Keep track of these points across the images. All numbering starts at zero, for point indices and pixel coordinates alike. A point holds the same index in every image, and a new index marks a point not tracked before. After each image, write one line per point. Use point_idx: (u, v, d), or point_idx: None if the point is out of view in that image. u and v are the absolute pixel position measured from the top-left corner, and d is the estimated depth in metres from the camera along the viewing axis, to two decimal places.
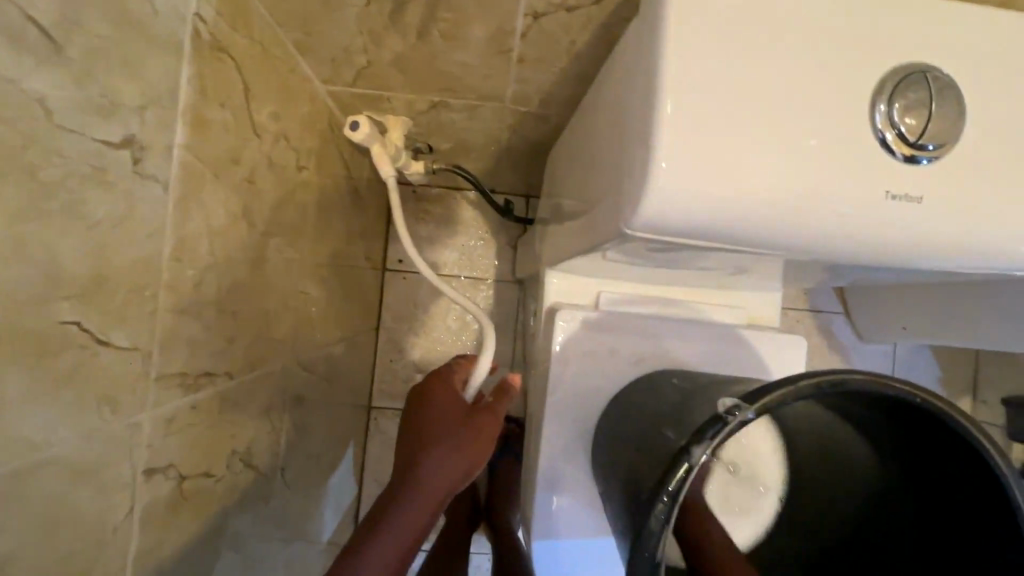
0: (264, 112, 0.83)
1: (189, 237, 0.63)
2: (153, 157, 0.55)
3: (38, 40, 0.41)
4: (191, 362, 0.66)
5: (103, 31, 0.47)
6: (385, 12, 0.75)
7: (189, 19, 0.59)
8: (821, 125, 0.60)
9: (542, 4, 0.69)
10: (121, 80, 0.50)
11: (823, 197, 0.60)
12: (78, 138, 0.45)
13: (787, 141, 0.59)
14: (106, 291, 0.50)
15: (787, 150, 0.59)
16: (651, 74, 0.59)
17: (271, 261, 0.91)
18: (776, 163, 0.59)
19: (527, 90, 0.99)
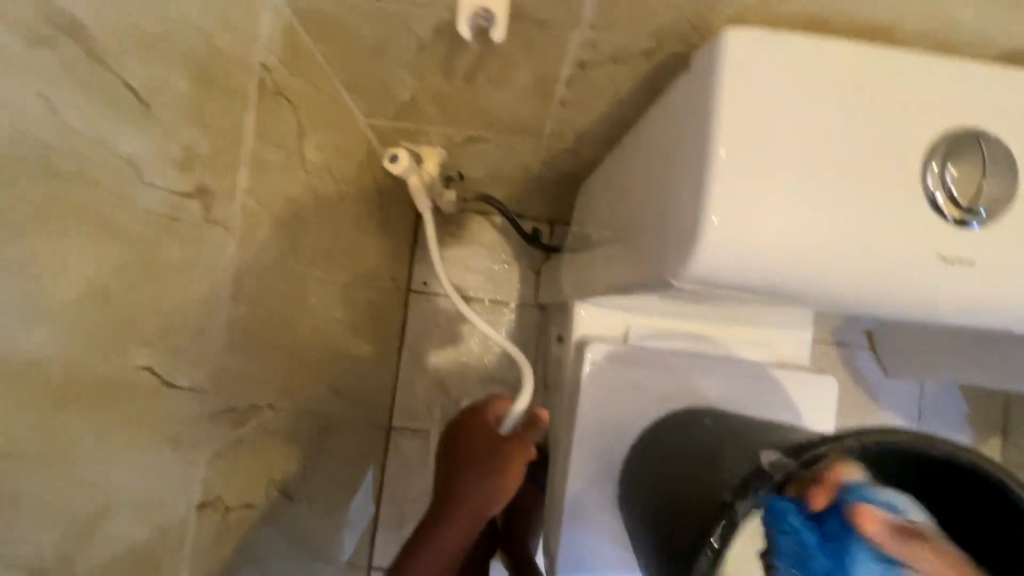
0: (312, 149, 0.85)
1: (244, 276, 0.65)
2: (219, 203, 0.57)
3: (133, 105, 0.43)
4: (239, 395, 0.68)
5: (185, 90, 0.49)
6: (436, 58, 0.77)
7: (255, 69, 0.61)
8: (869, 184, 0.58)
9: (591, 55, 0.70)
10: (197, 133, 0.52)
11: (868, 258, 0.57)
12: (160, 192, 0.47)
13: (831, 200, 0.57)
14: (174, 334, 0.52)
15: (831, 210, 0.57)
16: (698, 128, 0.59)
17: (310, 291, 0.93)
18: (820, 222, 0.57)
19: (564, 129, 1.01)
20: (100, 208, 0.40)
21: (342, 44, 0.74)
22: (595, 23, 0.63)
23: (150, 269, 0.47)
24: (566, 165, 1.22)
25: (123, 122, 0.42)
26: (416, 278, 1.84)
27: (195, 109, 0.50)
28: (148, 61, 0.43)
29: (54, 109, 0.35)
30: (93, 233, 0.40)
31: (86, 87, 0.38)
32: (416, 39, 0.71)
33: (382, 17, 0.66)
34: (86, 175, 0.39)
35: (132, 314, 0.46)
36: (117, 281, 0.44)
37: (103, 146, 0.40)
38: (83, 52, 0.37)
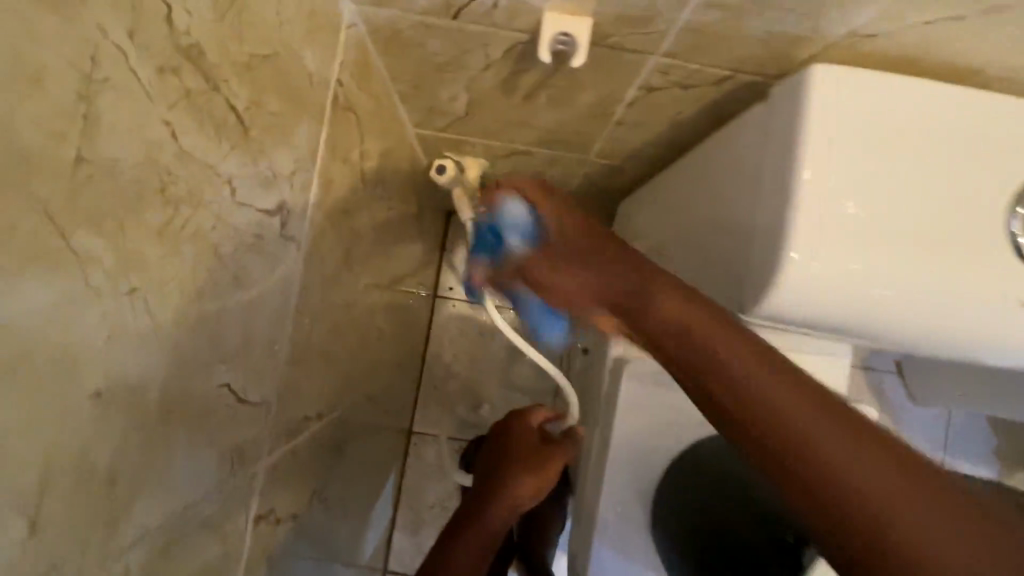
0: (368, 161, 0.85)
1: (307, 290, 0.65)
2: (293, 220, 0.56)
3: (234, 125, 0.42)
4: (295, 408, 0.68)
5: (275, 108, 0.48)
6: (499, 77, 0.77)
7: (331, 85, 0.60)
8: (936, 225, 0.57)
9: (661, 81, 0.70)
10: (281, 151, 0.51)
11: (927, 299, 0.57)
12: (249, 211, 0.47)
13: (899, 241, 0.57)
14: (250, 352, 0.51)
15: (896, 251, 0.57)
16: (781, 158, 0.59)
17: (355, 300, 0.93)
18: (888, 263, 0.57)
19: (614, 148, 1.00)
20: (201, 230, 0.40)
21: (408, 59, 0.74)
22: (672, 51, 0.62)
23: (236, 288, 0.47)
24: (608, 184, 1.21)
25: (225, 143, 0.41)
26: (443, 283, 1.82)
27: (281, 127, 0.50)
28: (248, 83, 0.43)
29: (173, 134, 0.35)
30: (195, 255, 0.40)
31: (199, 111, 0.37)
32: (485, 58, 0.71)
33: (455, 36, 0.66)
34: (194, 197, 0.39)
35: (218, 334, 0.45)
36: (209, 301, 0.43)
37: (208, 168, 0.40)
38: (199, 76, 0.37)
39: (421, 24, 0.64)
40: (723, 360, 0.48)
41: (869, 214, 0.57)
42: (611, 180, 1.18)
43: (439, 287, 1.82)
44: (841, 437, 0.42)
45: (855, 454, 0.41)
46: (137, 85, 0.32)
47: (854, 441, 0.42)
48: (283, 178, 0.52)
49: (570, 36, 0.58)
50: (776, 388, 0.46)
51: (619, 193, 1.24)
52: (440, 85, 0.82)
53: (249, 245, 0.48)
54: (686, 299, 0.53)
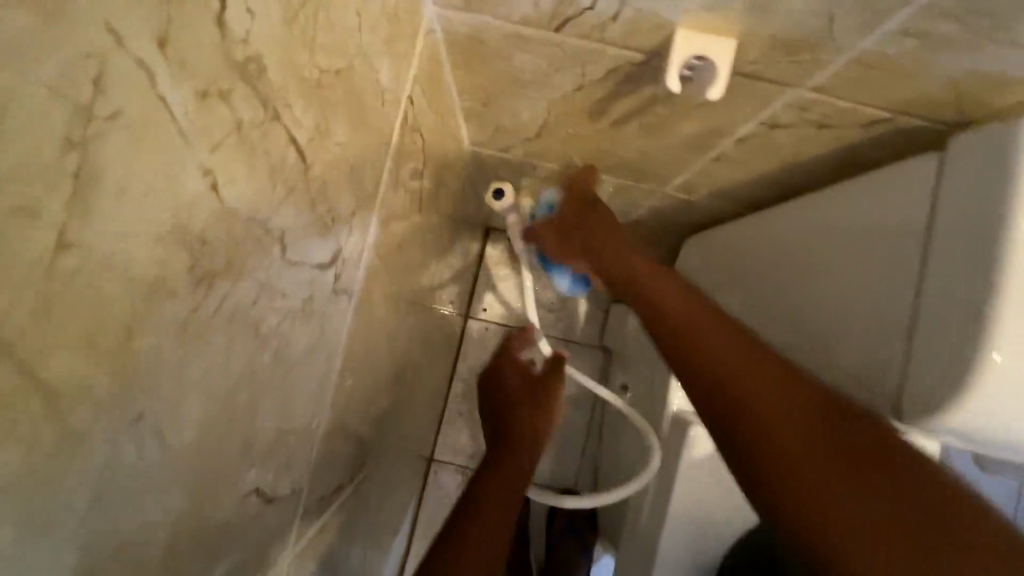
0: (425, 184, 0.74)
1: (353, 346, 0.54)
2: (348, 269, 0.46)
3: (294, 164, 0.31)
4: (325, 482, 0.57)
5: (342, 138, 0.38)
6: (590, 100, 0.65)
7: (401, 105, 0.50)
8: None
9: (793, 117, 0.57)
10: (343, 190, 0.41)
11: None
12: (300, 269, 0.36)
13: (892, 322, 0.51)
14: (284, 441, 0.40)
15: (888, 328, 0.51)
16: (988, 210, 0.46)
17: (398, 340, 0.82)
18: (876, 336, 0.53)
19: (700, 184, 0.87)
20: (242, 307, 0.29)
21: (485, 73, 0.63)
22: (822, 86, 0.50)
23: (276, 369, 0.36)
24: (678, 218, 1.08)
25: (281, 188, 0.31)
26: (476, 304, 1.59)
27: (345, 159, 0.39)
28: (315, 106, 0.32)
29: (214, 186, 0.24)
30: (231, 342, 0.29)
31: (251, 151, 0.27)
32: (579, 78, 0.59)
33: (550, 51, 0.55)
34: (236, 268, 0.28)
35: (248, 431, 0.34)
36: (243, 394, 0.32)
37: (257, 225, 0.29)
38: (257, 103, 0.26)
39: (512, 34, 0.53)
40: (711, 347, 0.55)
41: (882, 280, 0.54)
42: (684, 216, 1.05)
43: (471, 308, 1.58)
44: (798, 419, 0.48)
45: (810, 438, 0.47)
46: (172, 120, 0.21)
47: (807, 429, 0.47)
48: (341, 221, 0.41)
49: (705, 60, 0.46)
50: (762, 377, 0.51)
51: (689, 227, 1.11)
52: (515, 104, 0.71)
53: (297, 311, 0.37)
54: (665, 293, 0.62)
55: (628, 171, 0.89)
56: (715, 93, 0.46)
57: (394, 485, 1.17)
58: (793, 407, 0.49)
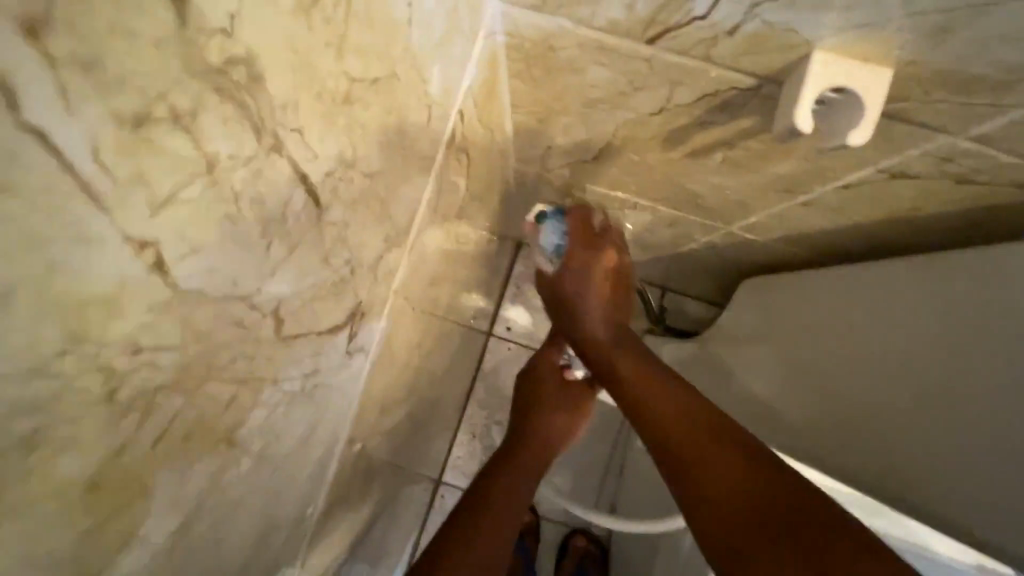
0: (464, 205, 0.65)
1: (367, 405, 0.45)
2: (368, 323, 0.37)
3: (305, 208, 0.22)
4: (319, 557, 0.48)
5: (375, 168, 0.28)
6: (668, 126, 0.55)
7: (449, 122, 0.41)
8: None
9: (930, 167, 0.46)
10: (371, 231, 0.32)
11: None
12: (303, 343, 0.27)
13: (900, 410, 0.50)
14: (268, 546, 0.31)
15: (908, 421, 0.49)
16: None
17: (419, 376, 0.73)
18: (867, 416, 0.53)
19: (775, 228, 0.76)
20: (206, 420, 0.20)
21: (546, 85, 0.53)
22: (987, 134, 0.39)
23: (262, 473, 0.27)
24: (737, 258, 0.96)
25: (280, 246, 0.21)
26: (499, 321, 1.37)
27: (377, 194, 0.30)
28: (340, 128, 0.23)
29: (164, 267, 0.15)
30: (188, 468, 0.20)
31: (234, 202, 0.17)
32: (661, 100, 0.49)
33: (633, 66, 0.45)
34: (197, 372, 0.18)
35: (216, 560, 0.25)
36: (209, 522, 0.23)
37: (237, 303, 0.19)
38: (248, 130, 0.17)
39: (590, 43, 0.43)
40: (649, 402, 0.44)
41: (911, 366, 0.51)
42: (745, 257, 0.94)
43: (495, 325, 1.36)
44: (697, 440, 0.41)
45: (717, 462, 0.39)
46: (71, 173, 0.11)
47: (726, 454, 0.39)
48: (364, 269, 0.32)
49: (844, 94, 0.36)
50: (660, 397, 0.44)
51: (748, 268, 0.99)
52: (575, 122, 0.62)
53: (294, 393, 0.28)
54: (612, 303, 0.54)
55: (693, 206, 0.79)
56: (864, 135, 0.35)
57: (403, 517, 1.09)
58: (735, 450, 0.40)
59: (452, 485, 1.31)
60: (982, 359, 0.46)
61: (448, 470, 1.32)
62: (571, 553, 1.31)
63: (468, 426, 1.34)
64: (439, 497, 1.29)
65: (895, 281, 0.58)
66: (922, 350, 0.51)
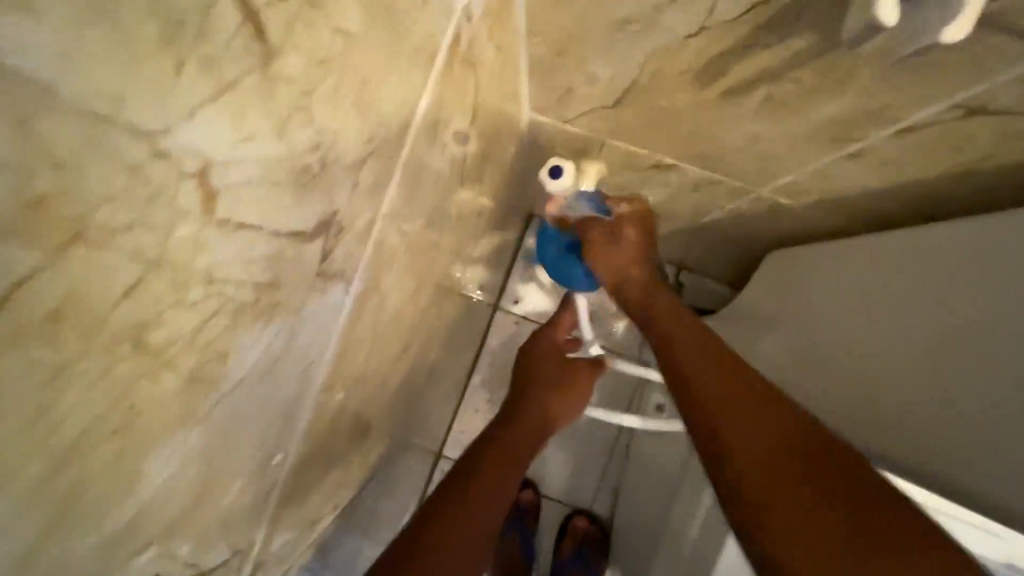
0: (471, 146, 0.59)
1: (351, 350, 0.40)
2: (348, 245, 0.31)
3: (243, 35, 0.17)
4: (293, 519, 0.43)
5: (350, 27, 0.23)
6: (704, 54, 0.48)
7: (453, 19, 0.35)
8: None
9: (1017, 98, 0.39)
10: (351, 121, 0.26)
11: None
12: (254, 240, 0.21)
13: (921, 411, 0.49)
14: (216, 494, 0.27)
15: (926, 419, 0.48)
16: None
17: (417, 337, 0.68)
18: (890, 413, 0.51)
19: (813, 190, 0.69)
20: (93, 302, 0.15)
21: (568, 2, 0.47)
22: None
23: (199, 400, 0.22)
24: (763, 229, 0.90)
25: (202, 77, 0.16)
26: (507, 293, 1.31)
27: (355, 67, 0.24)
28: None
29: None
30: (66, 365, 0.15)
31: None
32: (701, 15, 0.43)
33: None
34: (63, 222, 0.13)
35: (133, 503, 0.21)
36: (112, 451, 0.18)
37: (130, 138, 0.14)
38: None
39: None
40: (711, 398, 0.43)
41: (939, 360, 0.50)
42: (774, 227, 0.87)
43: (502, 297, 1.30)
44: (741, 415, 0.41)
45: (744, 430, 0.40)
46: None
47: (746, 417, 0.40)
48: (340, 169, 0.27)
49: None
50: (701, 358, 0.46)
51: (777, 242, 0.92)
52: (599, 55, 0.55)
53: (243, 305, 0.22)
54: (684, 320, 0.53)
55: (720, 164, 0.72)
56: (963, 31, 0.29)
57: (399, 489, 1.05)
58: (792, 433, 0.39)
59: (451, 458, 1.27)
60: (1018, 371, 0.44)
61: (447, 444, 1.28)
62: (571, 535, 1.27)
63: (472, 401, 1.29)
64: (439, 470, 1.25)
65: (948, 266, 0.55)
66: (968, 332, 0.49)
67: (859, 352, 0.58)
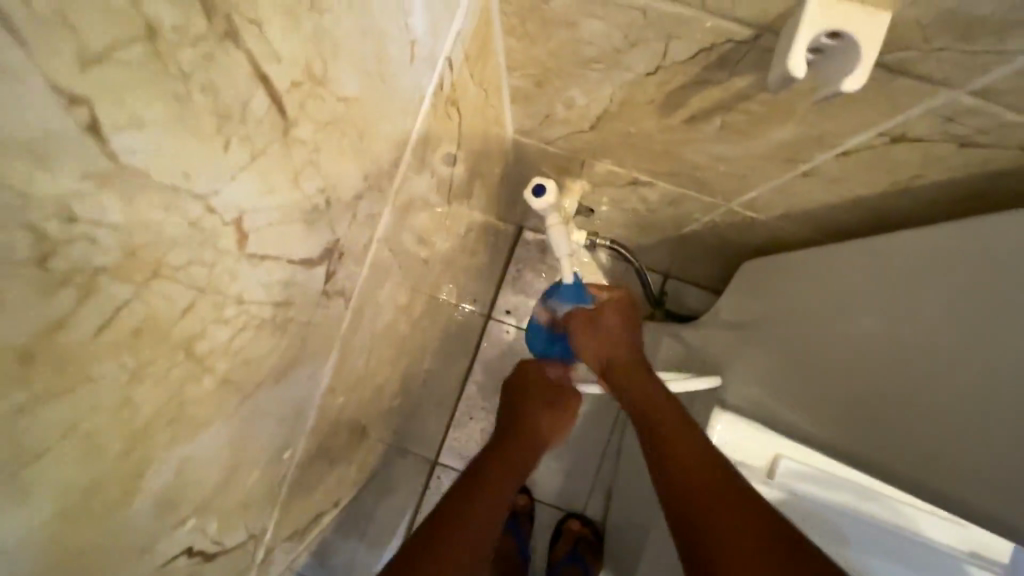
0: (458, 170, 0.64)
1: (351, 357, 0.45)
2: (348, 266, 0.36)
3: (269, 113, 0.22)
4: (298, 512, 0.48)
5: (350, 92, 0.28)
6: (663, 88, 0.54)
7: (437, 68, 0.40)
8: None
9: (931, 130, 0.45)
10: (350, 164, 0.31)
11: None
12: (273, 267, 0.26)
13: (913, 431, 0.51)
14: (237, 480, 0.31)
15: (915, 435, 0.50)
16: None
17: (410, 347, 0.73)
18: (882, 418, 0.53)
19: (775, 204, 0.74)
20: (161, 320, 0.20)
21: (541, 44, 0.53)
22: (991, 88, 0.38)
23: (228, 398, 0.27)
24: (736, 239, 0.95)
25: (240, 149, 0.21)
26: (498, 304, 1.36)
27: (353, 122, 0.30)
28: (308, 38, 0.23)
29: (97, 128, 0.15)
30: (140, 369, 0.20)
31: (183, 82, 0.17)
32: (657, 57, 0.48)
33: (629, 17, 0.44)
34: (146, 263, 0.18)
35: (176, 482, 0.25)
36: (164, 438, 0.23)
37: (192, 200, 0.19)
38: (197, 9, 0.16)
39: None
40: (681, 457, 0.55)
41: (921, 386, 0.50)
42: (747, 237, 0.92)
43: (494, 307, 1.35)
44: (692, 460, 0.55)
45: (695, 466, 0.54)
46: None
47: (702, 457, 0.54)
48: (340, 203, 0.32)
49: (841, 39, 0.34)
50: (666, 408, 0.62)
51: (751, 250, 0.97)
52: (572, 86, 0.61)
53: (264, 320, 0.27)
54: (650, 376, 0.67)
55: (690, 181, 0.78)
56: (859, 82, 0.34)
57: (395, 494, 1.09)
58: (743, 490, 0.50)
59: (447, 464, 1.31)
60: (1000, 413, 0.44)
61: (442, 450, 1.32)
62: (566, 535, 1.31)
63: (465, 408, 1.33)
64: (435, 476, 1.29)
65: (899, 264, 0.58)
66: (946, 363, 0.49)
67: (841, 360, 0.60)
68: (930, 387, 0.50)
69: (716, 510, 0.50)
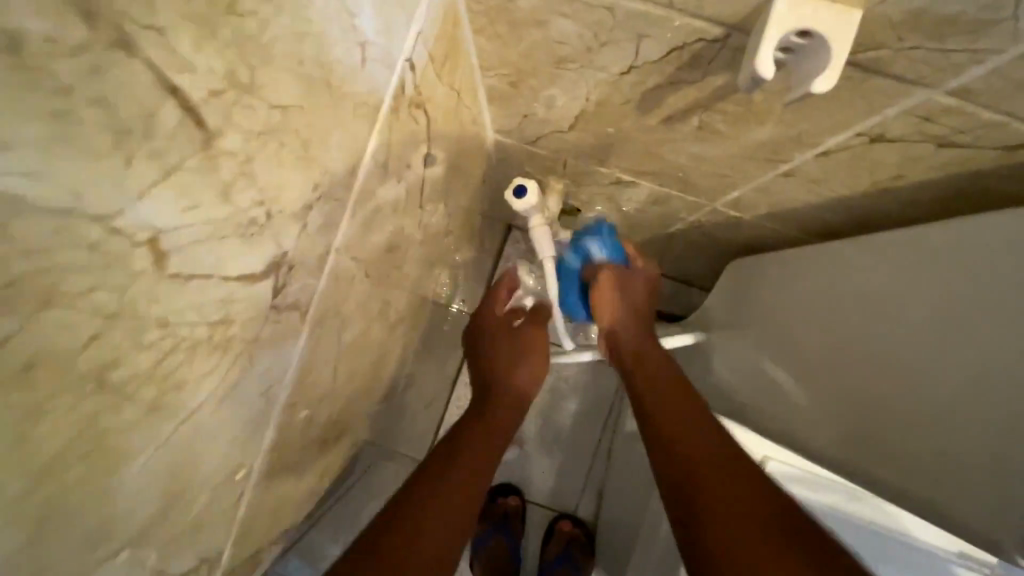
0: (432, 173, 0.62)
1: (313, 370, 0.43)
2: (302, 278, 0.35)
3: (183, 127, 0.20)
4: (263, 528, 0.47)
5: (288, 100, 0.26)
6: (638, 88, 0.52)
7: (396, 71, 0.38)
8: None
9: (910, 129, 0.44)
10: (295, 175, 0.30)
11: None
12: (205, 286, 0.25)
13: (899, 432, 0.49)
14: (180, 506, 0.30)
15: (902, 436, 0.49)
16: None
17: (388, 353, 0.72)
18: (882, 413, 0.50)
19: (760, 204, 0.73)
20: (61, 353, 0.18)
21: (512, 43, 0.51)
22: (967, 87, 0.37)
23: (159, 425, 0.25)
24: (723, 238, 0.94)
25: (149, 167, 0.19)
26: None
27: (294, 131, 0.28)
28: (228, 46, 0.21)
29: None
30: (40, 405, 0.18)
31: (62, 97, 0.15)
32: (629, 57, 0.47)
33: (596, 16, 0.42)
34: (33, 295, 0.17)
35: (101, 515, 0.24)
36: (79, 473, 0.22)
37: (89, 224, 0.18)
38: (74, 19, 0.15)
39: None
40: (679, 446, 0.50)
41: (918, 388, 0.48)
42: (734, 236, 0.91)
43: None
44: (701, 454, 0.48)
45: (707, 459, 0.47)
46: None
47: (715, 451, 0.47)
48: (285, 215, 0.30)
49: (810, 37, 0.33)
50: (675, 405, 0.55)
51: (739, 249, 0.96)
52: (548, 86, 0.59)
53: (199, 341, 0.26)
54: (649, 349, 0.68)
55: (673, 181, 0.76)
56: (828, 84, 0.34)
57: (381, 498, 1.08)
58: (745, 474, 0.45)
59: None
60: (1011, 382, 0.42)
61: None
62: (557, 536, 1.28)
63: None
64: None
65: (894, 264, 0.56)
66: (953, 347, 0.47)
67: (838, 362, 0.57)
68: (930, 382, 0.47)
69: (730, 505, 0.42)
